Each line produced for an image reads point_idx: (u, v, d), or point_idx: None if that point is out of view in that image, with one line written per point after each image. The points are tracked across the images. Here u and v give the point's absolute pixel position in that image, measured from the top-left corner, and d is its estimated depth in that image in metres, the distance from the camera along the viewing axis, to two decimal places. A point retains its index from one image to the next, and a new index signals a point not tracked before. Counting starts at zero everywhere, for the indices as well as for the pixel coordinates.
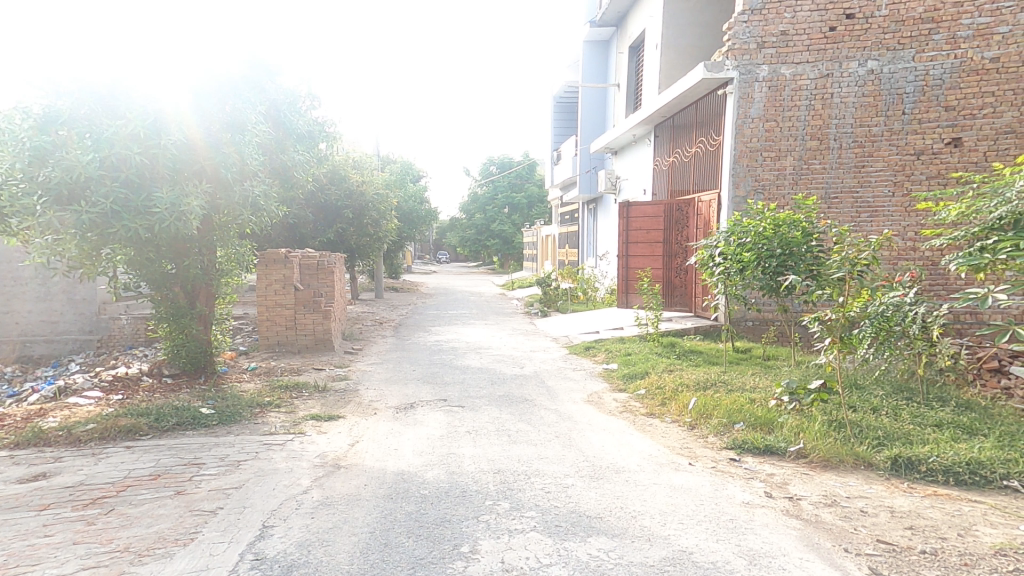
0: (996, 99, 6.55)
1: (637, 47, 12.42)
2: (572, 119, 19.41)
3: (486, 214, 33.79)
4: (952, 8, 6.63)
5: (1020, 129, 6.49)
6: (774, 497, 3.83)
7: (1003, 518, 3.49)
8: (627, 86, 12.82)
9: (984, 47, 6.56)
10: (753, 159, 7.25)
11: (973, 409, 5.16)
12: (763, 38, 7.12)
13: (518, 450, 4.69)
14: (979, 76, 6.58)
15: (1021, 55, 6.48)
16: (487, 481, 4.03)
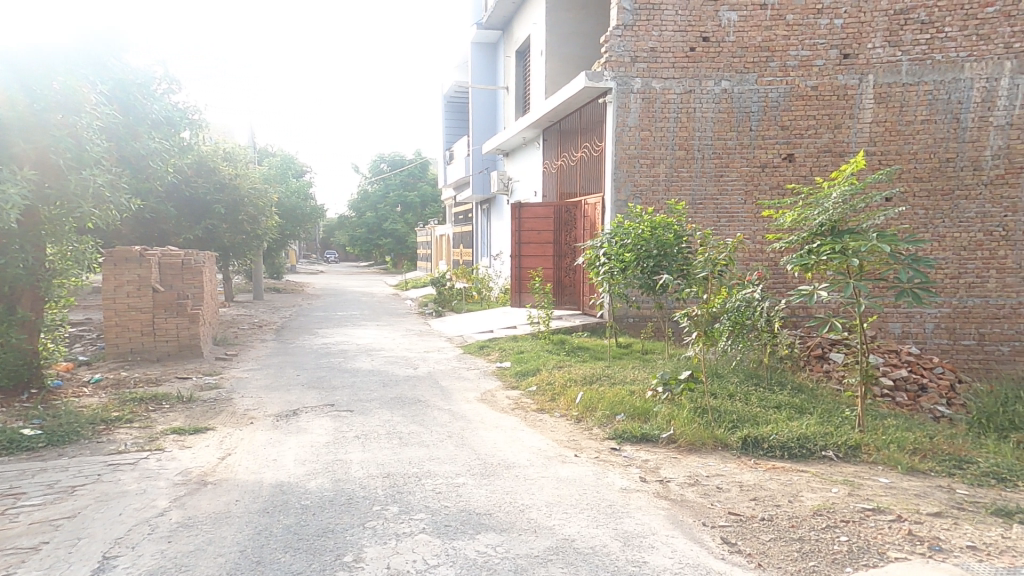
0: (817, 122, 7.48)
1: (524, 52, 12.75)
2: (463, 119, 19.48)
3: (378, 213, 32.86)
4: (783, 40, 7.48)
5: (835, 149, 7.47)
6: (647, 482, 4.12)
7: (821, 483, 4.02)
8: (516, 89, 13.10)
9: (806, 77, 7.46)
10: (631, 165, 7.76)
11: (804, 390, 5.92)
12: (636, 53, 7.62)
13: (409, 452, 4.61)
14: (804, 101, 7.47)
15: (832, 85, 7.42)
16: (375, 486, 3.91)
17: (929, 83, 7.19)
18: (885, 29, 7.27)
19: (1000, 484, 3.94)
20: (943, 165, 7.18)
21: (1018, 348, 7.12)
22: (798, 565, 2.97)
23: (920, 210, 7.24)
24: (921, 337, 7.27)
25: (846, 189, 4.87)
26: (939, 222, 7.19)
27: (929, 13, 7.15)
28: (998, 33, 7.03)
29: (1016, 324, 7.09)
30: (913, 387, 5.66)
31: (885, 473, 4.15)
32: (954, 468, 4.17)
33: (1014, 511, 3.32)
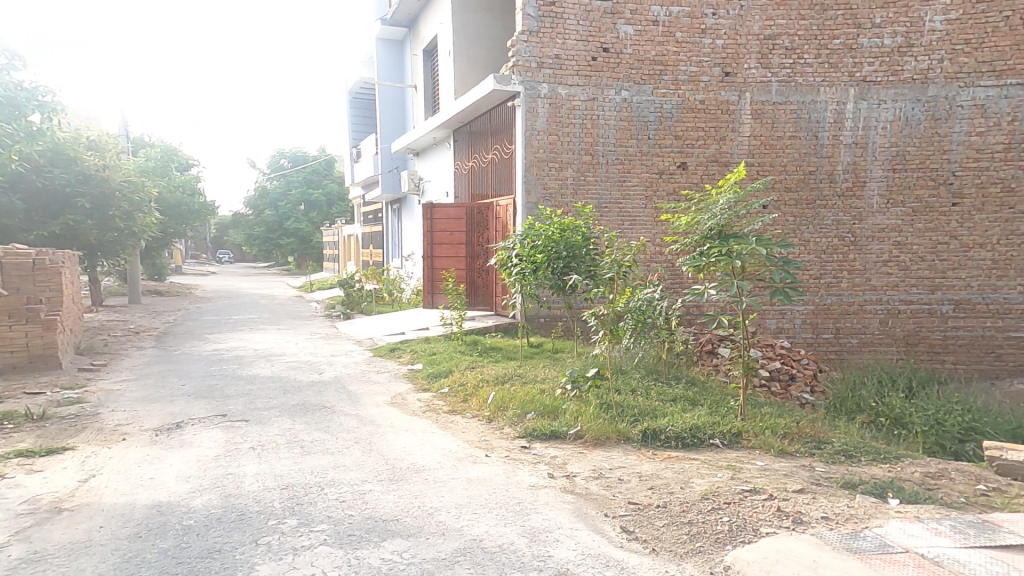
0: (706, 134, 8.05)
1: (432, 51, 12.64)
2: (369, 116, 18.96)
3: (279, 210, 31.18)
4: (674, 55, 7.95)
5: (720, 159, 8.08)
6: (555, 477, 4.20)
7: (709, 469, 4.31)
8: (425, 87, 12.95)
9: (695, 91, 7.98)
10: (541, 169, 7.94)
11: (697, 383, 6.35)
12: (541, 59, 7.80)
13: (311, 461, 4.38)
14: (694, 113, 8.01)
15: (717, 100, 8.01)
16: (272, 499, 3.67)
17: (794, 103, 7.95)
18: (757, 52, 7.93)
19: (848, 461, 4.42)
20: (807, 177, 8.00)
21: (863, 340, 8.06)
22: (686, 547, 3.16)
23: (789, 217, 8.04)
24: (791, 331, 8.07)
25: (730, 198, 5.27)
26: (804, 228, 8.01)
27: (791, 40, 7.90)
28: (845, 61, 7.87)
29: (862, 319, 8.03)
30: (785, 376, 6.27)
31: (761, 457, 4.54)
32: (817, 449, 4.63)
33: (859, 483, 3.73)
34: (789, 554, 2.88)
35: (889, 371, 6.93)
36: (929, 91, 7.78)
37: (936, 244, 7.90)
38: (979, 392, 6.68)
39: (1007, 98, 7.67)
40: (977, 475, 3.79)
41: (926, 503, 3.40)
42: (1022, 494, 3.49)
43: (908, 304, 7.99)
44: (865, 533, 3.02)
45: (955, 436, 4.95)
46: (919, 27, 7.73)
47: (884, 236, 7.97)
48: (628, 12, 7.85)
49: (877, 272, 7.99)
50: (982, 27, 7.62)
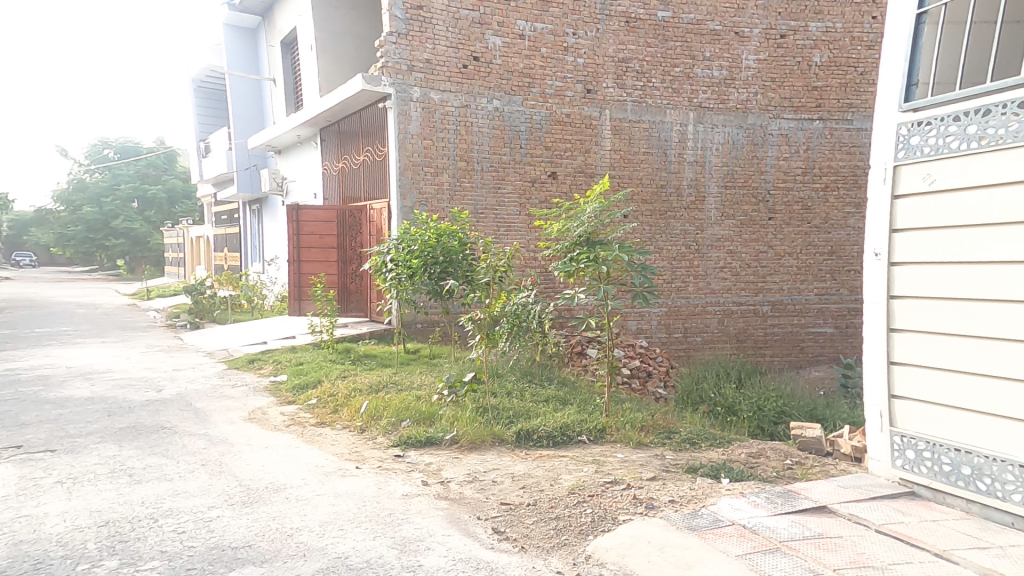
0: (572, 146, 8.49)
1: (292, 43, 11.94)
2: (218, 108, 17.37)
3: (100, 207, 27.14)
4: (541, 69, 8.27)
5: (586, 170, 8.58)
6: (429, 485, 4.14)
7: (577, 464, 4.52)
8: (287, 81, 12.18)
9: (562, 104, 8.40)
10: (416, 173, 7.87)
11: (568, 383, 6.64)
12: (412, 62, 7.73)
13: (143, 491, 3.86)
14: (561, 126, 8.42)
15: (581, 115, 8.50)
16: (84, 540, 3.17)
17: (647, 122, 8.69)
18: (613, 73, 8.53)
19: (693, 447, 4.90)
20: (659, 191, 8.78)
21: (705, 338, 9.02)
22: (553, 542, 3.28)
23: (646, 226, 8.76)
24: (648, 331, 8.79)
25: (596, 207, 5.57)
26: (658, 236, 8.79)
27: (640, 65, 8.60)
28: (685, 88, 8.75)
29: (705, 319, 8.99)
30: (643, 373, 6.81)
31: (622, 450, 4.87)
32: (670, 439, 5.07)
33: (700, 467, 4.16)
34: (642, 538, 3.10)
35: (725, 365, 7.79)
36: (748, 120, 8.94)
37: (759, 253, 9.11)
38: (791, 381, 7.79)
39: (804, 130, 9.06)
40: (786, 451, 4.36)
41: (749, 480, 3.88)
42: (816, 466, 4.07)
43: (738, 305, 9.11)
44: (702, 512, 3.35)
45: (770, 419, 5.72)
46: (738, 64, 8.83)
47: (719, 245, 9.00)
48: (496, 24, 8.02)
49: (715, 277, 9.01)
50: (782, 68, 8.93)
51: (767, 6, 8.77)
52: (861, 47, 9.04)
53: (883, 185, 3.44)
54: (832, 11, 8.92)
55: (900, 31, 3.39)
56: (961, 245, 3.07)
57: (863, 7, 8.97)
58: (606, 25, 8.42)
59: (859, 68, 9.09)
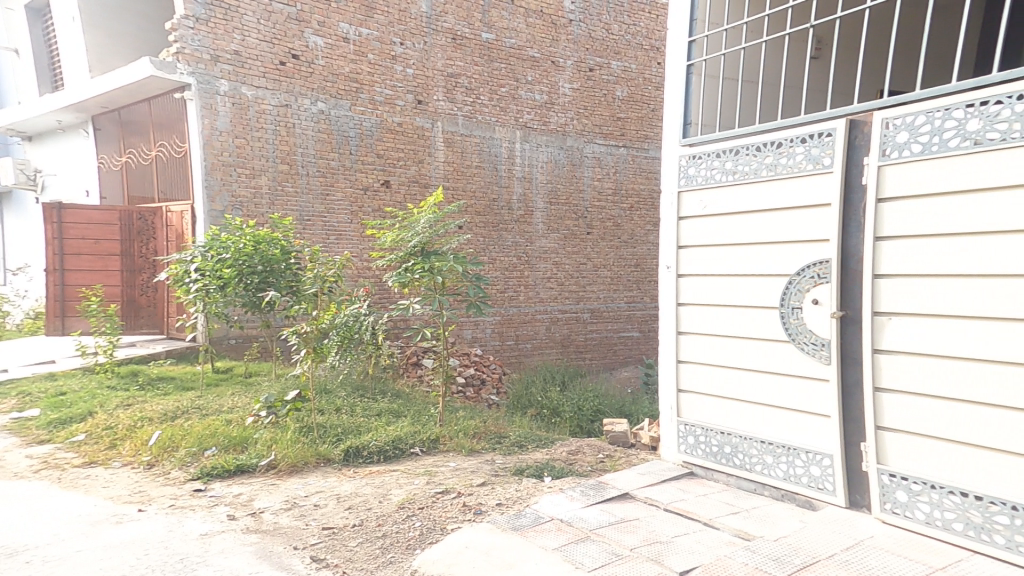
0: (406, 156, 8.44)
1: (42, 11, 10.09)
2: None
3: None
4: (369, 75, 8.08)
5: (420, 180, 8.58)
6: (237, 519, 3.73)
7: (408, 477, 4.43)
8: (40, 55, 10.23)
9: (393, 113, 8.30)
10: (227, 173, 7.13)
11: (402, 395, 6.50)
12: (215, 52, 7.00)
13: None
14: (393, 134, 8.31)
15: (413, 126, 8.49)
16: None
17: (477, 137, 8.99)
18: (443, 86, 8.67)
19: (521, 450, 5.13)
20: (492, 204, 9.14)
21: (534, 345, 9.55)
22: (377, 562, 3.17)
23: (480, 237, 9.03)
24: (483, 339, 9.06)
25: (430, 217, 5.52)
26: (492, 248, 9.12)
27: (469, 82, 8.87)
28: (511, 107, 9.24)
29: (534, 326, 9.54)
30: (477, 381, 6.98)
31: (454, 458, 4.92)
32: (501, 444, 5.24)
33: (527, 468, 4.38)
34: (467, 544, 3.15)
35: (550, 370, 8.30)
36: (567, 141, 9.74)
37: (580, 265, 9.97)
38: (606, 381, 8.62)
39: (612, 154, 10.16)
40: (599, 447, 4.80)
41: (568, 476, 4.18)
42: (624, 457, 4.55)
43: (563, 313, 9.84)
44: (526, 511, 3.50)
45: (588, 418, 6.24)
46: (555, 90, 9.58)
47: (546, 257, 9.64)
48: (316, 23, 7.61)
49: (543, 287, 9.63)
50: (592, 98, 9.90)
51: (577, 41, 9.66)
52: (651, 87, 10.45)
53: (670, 208, 3.99)
54: (628, 53, 10.16)
55: (675, 78, 3.97)
56: (724, 261, 3.68)
57: (651, 54, 10.41)
58: (433, 39, 8.52)
59: (652, 105, 10.50)
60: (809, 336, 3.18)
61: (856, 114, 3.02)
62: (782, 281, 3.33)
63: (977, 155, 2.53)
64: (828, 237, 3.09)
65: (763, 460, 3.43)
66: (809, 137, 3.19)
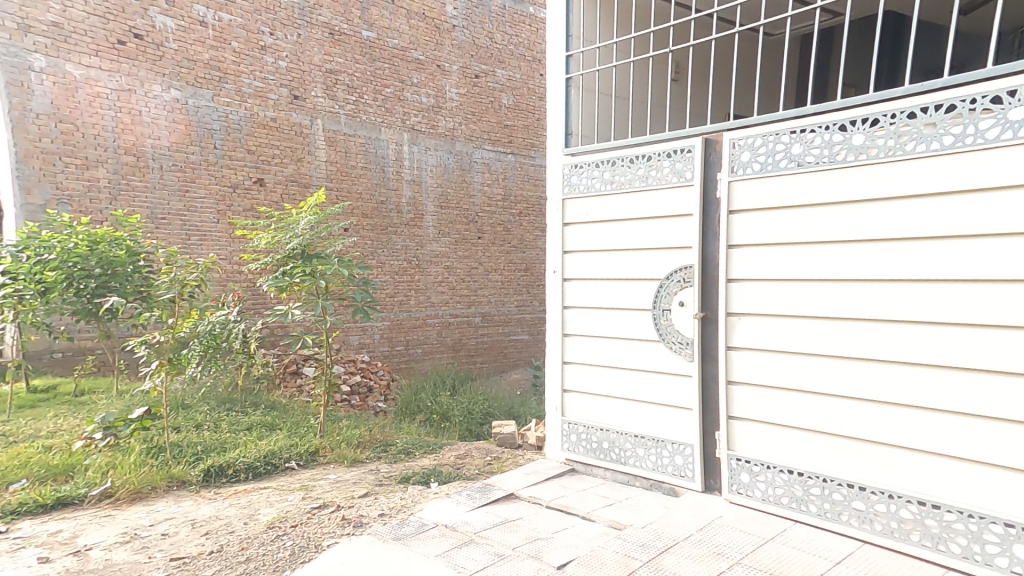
0: (282, 153, 7.96)
1: None
2: None
3: None
4: (234, 65, 7.53)
5: (299, 180, 8.13)
6: (51, 561, 3.13)
7: (280, 494, 4.14)
8: None
9: (264, 107, 7.79)
10: (49, 163, 6.25)
11: (277, 407, 6.10)
12: (24, 21, 6.09)
13: None
14: (266, 130, 7.81)
15: (289, 121, 8.03)
16: None
17: (361, 137, 8.70)
18: (321, 82, 8.30)
19: (408, 457, 5.03)
20: (379, 207, 8.90)
21: (425, 350, 9.44)
22: None
23: (366, 240, 8.76)
24: (371, 345, 8.78)
25: (311, 218, 5.23)
26: (380, 251, 8.89)
27: (350, 80, 8.57)
28: (397, 109, 9.06)
29: (425, 331, 9.43)
30: (363, 389, 6.76)
31: (334, 470, 4.70)
32: (385, 453, 5.10)
33: (413, 475, 4.31)
34: (343, 560, 3.01)
35: (440, 375, 8.22)
36: (455, 146, 9.75)
37: (471, 269, 10.03)
38: (495, 384, 8.72)
39: (501, 161, 10.35)
40: (487, 449, 4.87)
41: (454, 480, 4.16)
42: (511, 458, 4.63)
43: (454, 317, 9.83)
44: (409, 520, 3.43)
45: (477, 421, 6.28)
46: (442, 94, 9.55)
47: (437, 261, 9.58)
48: (165, 2, 6.96)
49: (435, 291, 9.55)
50: (479, 105, 10.01)
51: (461, 47, 9.72)
52: (536, 97, 10.79)
53: (555, 214, 4.14)
54: (512, 62, 10.41)
55: (555, 91, 4.14)
56: (604, 265, 3.88)
57: (534, 65, 10.75)
58: (307, 32, 8.14)
59: (537, 114, 10.84)
60: (675, 336, 3.45)
61: (711, 133, 3.32)
62: (653, 285, 3.59)
63: (801, 175, 2.89)
64: (689, 245, 3.38)
65: (636, 453, 3.67)
66: (673, 152, 3.46)
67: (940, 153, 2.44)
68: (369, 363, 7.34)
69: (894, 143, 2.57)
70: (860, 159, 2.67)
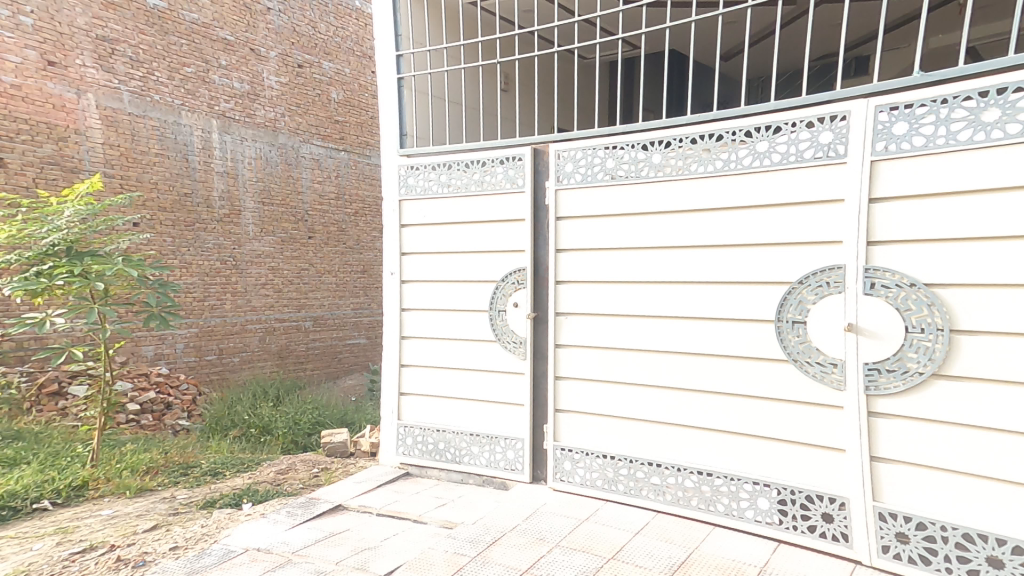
0: (31, 126, 6.36)
1: None
2: None
3: None
4: None
5: (65, 165, 6.64)
6: None
7: (18, 545, 3.27)
8: None
9: None
10: None
11: (22, 437, 4.94)
12: None
13: None
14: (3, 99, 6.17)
15: (43, 92, 6.50)
16: None
17: (153, 119, 7.53)
18: (90, 51, 6.92)
19: (214, 478, 4.51)
20: (182, 199, 7.84)
21: (243, 358, 8.59)
22: None
23: (166, 237, 7.66)
24: (171, 356, 7.68)
25: (81, 209, 4.44)
26: (184, 250, 7.86)
27: (134, 52, 7.34)
28: (201, 92, 8.05)
29: (244, 338, 8.60)
30: (158, 407, 6.21)
31: (111, 504, 3.93)
32: (180, 477, 4.49)
33: (220, 498, 3.90)
34: None
35: (262, 385, 7.56)
36: (278, 139, 9.06)
37: (301, 270, 9.44)
38: (327, 392, 8.32)
39: (332, 158, 9.90)
40: (314, 461, 4.68)
41: (272, 498, 3.85)
42: (340, 468, 4.45)
43: (281, 322, 9.13)
44: (212, 548, 3.07)
45: (304, 432, 5.82)
46: (258, 81, 8.78)
47: (260, 261, 8.84)
48: None
49: (256, 293, 8.77)
50: (305, 97, 9.42)
51: (279, 32, 9.00)
52: (368, 95, 10.46)
53: (392, 215, 4.05)
54: (339, 56, 9.95)
55: (387, 92, 4.06)
56: (441, 267, 3.90)
57: (365, 61, 10.41)
58: None
59: (370, 112, 10.54)
60: (511, 336, 3.60)
61: (539, 144, 3.51)
62: (489, 287, 3.71)
63: (614, 187, 3.19)
64: (523, 248, 3.56)
65: (470, 451, 3.75)
66: (506, 160, 3.60)
67: (712, 175, 2.85)
68: (161, 376, 6.74)
69: (682, 164, 2.94)
70: (658, 176, 3.03)
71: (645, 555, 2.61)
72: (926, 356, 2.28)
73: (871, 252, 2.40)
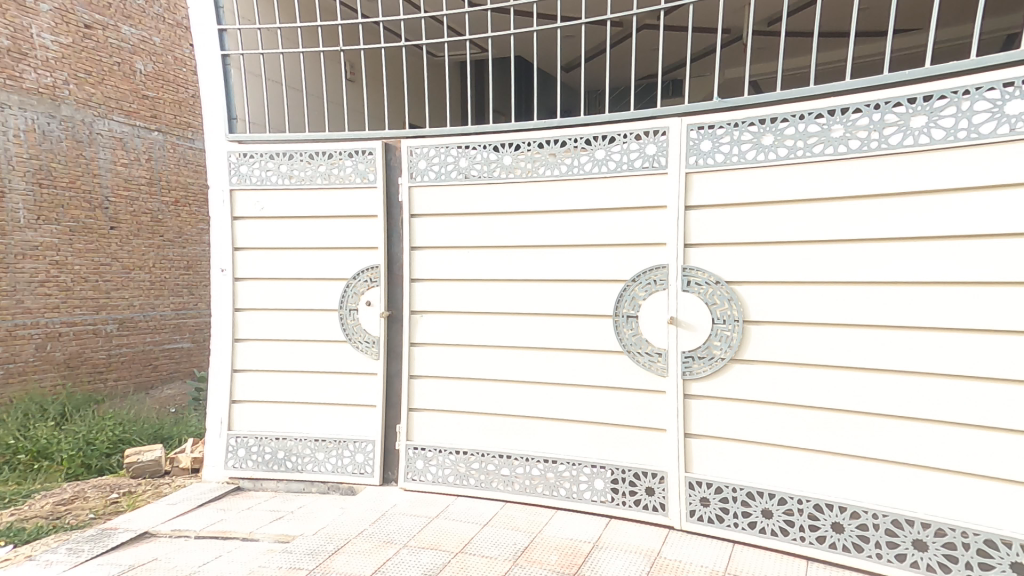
0: None
1: None
2: None
3: None
4: None
5: None
6: None
7: None
8: None
9: None
10: None
11: None
12: None
13: None
14: None
15: None
16: None
17: None
18: None
19: None
20: None
21: (10, 371, 7.07)
22: None
23: None
24: None
25: None
26: None
27: None
28: None
29: (13, 346, 7.11)
30: None
31: None
32: None
33: None
34: None
35: (38, 403, 6.37)
36: (60, 111, 7.58)
37: (98, 265, 8.07)
38: (136, 404, 7.26)
39: (142, 138, 8.59)
40: (109, 486, 4.05)
41: (47, 536, 3.23)
42: (145, 491, 3.90)
43: (69, 326, 7.73)
44: None
45: (102, 452, 4.95)
46: (24, 37, 7.16)
47: (38, 254, 7.37)
48: None
49: (31, 293, 7.30)
50: (97, 63, 7.98)
51: None
52: (187, 70, 9.17)
53: (222, 207, 3.63)
54: (145, 23, 8.53)
55: (209, 71, 3.61)
56: (280, 264, 3.60)
57: (179, 32, 9.08)
58: None
59: (191, 90, 9.31)
60: (363, 335, 3.45)
61: (390, 139, 3.41)
62: (339, 285, 3.51)
63: (468, 187, 3.21)
64: (376, 245, 3.44)
65: (314, 457, 3.53)
66: (355, 153, 3.44)
67: (558, 179, 3.02)
68: None
69: (532, 167, 3.07)
70: (509, 178, 3.12)
71: (491, 545, 2.68)
72: (726, 343, 2.66)
73: (687, 253, 2.74)
